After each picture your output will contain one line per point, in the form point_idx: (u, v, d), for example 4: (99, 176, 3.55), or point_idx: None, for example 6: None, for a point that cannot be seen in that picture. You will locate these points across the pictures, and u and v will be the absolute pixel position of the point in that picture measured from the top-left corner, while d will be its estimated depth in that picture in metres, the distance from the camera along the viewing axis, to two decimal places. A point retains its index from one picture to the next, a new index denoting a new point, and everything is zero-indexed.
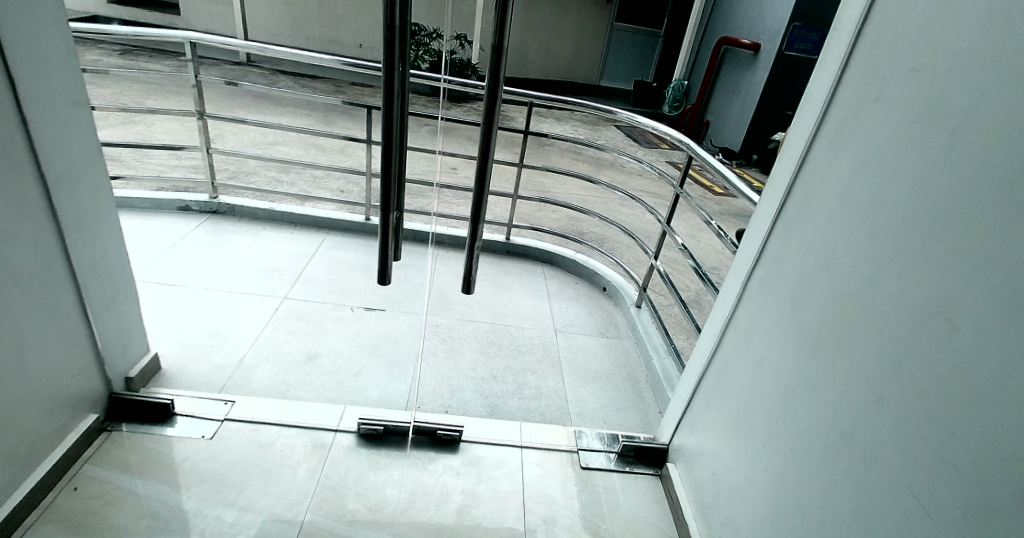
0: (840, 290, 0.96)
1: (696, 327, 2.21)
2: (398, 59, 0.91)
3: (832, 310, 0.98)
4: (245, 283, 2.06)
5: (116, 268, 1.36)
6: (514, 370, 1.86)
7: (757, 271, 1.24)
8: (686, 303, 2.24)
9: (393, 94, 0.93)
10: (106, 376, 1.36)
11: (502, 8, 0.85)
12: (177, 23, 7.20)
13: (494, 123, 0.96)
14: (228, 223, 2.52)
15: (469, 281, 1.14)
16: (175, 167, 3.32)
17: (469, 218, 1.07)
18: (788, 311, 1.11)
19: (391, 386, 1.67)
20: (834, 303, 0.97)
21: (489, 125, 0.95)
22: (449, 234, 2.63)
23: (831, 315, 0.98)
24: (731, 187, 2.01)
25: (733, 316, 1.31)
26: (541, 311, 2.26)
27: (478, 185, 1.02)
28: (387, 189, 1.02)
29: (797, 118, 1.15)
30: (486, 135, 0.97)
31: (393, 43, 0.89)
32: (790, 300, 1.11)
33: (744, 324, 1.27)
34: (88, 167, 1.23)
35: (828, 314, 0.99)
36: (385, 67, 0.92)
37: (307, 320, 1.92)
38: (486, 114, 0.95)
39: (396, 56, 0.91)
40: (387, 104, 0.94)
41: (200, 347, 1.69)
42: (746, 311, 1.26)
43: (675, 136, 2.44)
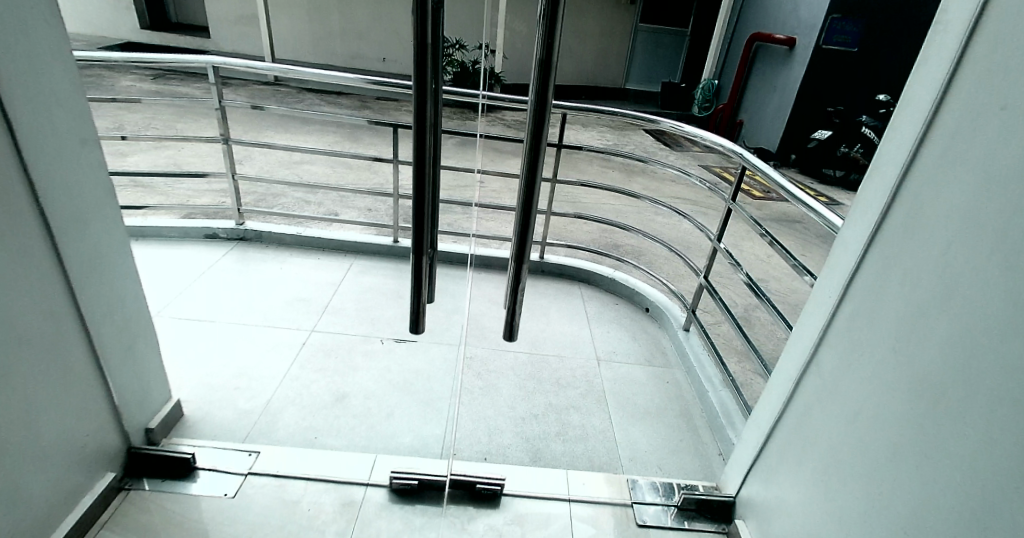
0: (955, 337, 0.79)
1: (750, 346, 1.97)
2: (429, 88, 0.79)
3: (945, 365, 0.80)
4: (272, 315, 1.97)
5: (132, 313, 1.27)
6: (556, 408, 1.72)
7: (841, 307, 1.07)
8: (738, 322, 2.02)
9: (425, 127, 0.81)
10: (124, 430, 1.27)
11: (549, 26, 0.73)
12: (207, 47, 7.35)
13: (539, 157, 0.82)
14: (255, 251, 2.44)
15: (512, 328, 1.01)
16: (204, 191, 3.29)
17: (512, 260, 0.93)
18: (881, 358, 0.94)
19: (424, 430, 1.55)
20: (948, 357, 0.80)
21: (535, 160, 0.82)
22: (488, 256, 2.51)
23: (940, 370, 0.81)
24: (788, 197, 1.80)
25: (814, 357, 1.14)
26: (582, 339, 2.11)
27: (521, 225, 0.89)
28: (419, 234, 0.90)
29: (890, 132, 0.97)
30: (530, 170, 0.83)
31: (426, 70, 0.77)
32: (884, 344, 0.94)
33: (827, 367, 1.10)
34: (98, 207, 1.14)
35: (939, 368, 0.81)
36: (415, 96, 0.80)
37: (335, 355, 1.81)
38: (530, 148, 0.82)
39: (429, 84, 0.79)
40: (418, 138, 0.82)
41: (226, 389, 1.59)
42: (827, 352, 1.10)
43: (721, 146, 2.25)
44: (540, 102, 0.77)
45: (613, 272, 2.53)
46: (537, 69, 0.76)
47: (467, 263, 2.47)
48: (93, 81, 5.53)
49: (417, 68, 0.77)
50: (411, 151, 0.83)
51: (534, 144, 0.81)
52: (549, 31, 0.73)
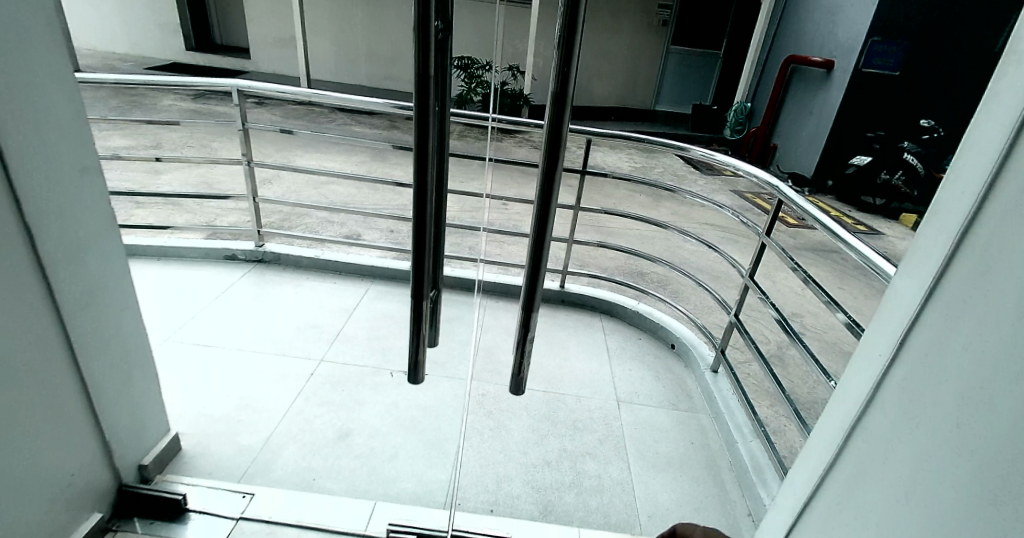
0: None
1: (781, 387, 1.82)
2: (433, 128, 0.71)
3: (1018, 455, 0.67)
4: (281, 342, 1.92)
5: (129, 347, 1.23)
6: (570, 454, 1.61)
7: (893, 368, 0.95)
8: (768, 362, 1.88)
9: (426, 172, 0.73)
10: (116, 467, 1.22)
11: (565, 60, 0.61)
12: (247, 67, 7.59)
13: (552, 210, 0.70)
14: (272, 272, 2.40)
15: (519, 384, 0.92)
16: (229, 209, 3.32)
17: (521, 315, 0.82)
18: (936, 432, 0.82)
19: (429, 475, 1.46)
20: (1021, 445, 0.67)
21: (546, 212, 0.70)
22: (501, 283, 2.43)
23: (1011, 461, 0.68)
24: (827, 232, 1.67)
25: (860, 423, 1.01)
26: (601, 376, 1.99)
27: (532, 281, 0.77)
28: (419, 281, 0.81)
29: (952, 177, 0.86)
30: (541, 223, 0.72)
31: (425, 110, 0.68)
32: (939, 416, 0.82)
33: (874, 432, 0.98)
34: (97, 239, 1.11)
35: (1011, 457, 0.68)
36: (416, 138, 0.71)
37: (342, 388, 1.74)
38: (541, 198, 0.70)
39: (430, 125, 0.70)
40: (419, 181, 0.74)
41: (227, 422, 1.54)
42: (874, 416, 0.98)
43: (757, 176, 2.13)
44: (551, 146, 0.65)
45: (636, 304, 2.41)
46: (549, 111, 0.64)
47: (475, 290, 2.39)
48: (136, 99, 5.73)
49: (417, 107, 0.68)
50: (411, 196, 0.76)
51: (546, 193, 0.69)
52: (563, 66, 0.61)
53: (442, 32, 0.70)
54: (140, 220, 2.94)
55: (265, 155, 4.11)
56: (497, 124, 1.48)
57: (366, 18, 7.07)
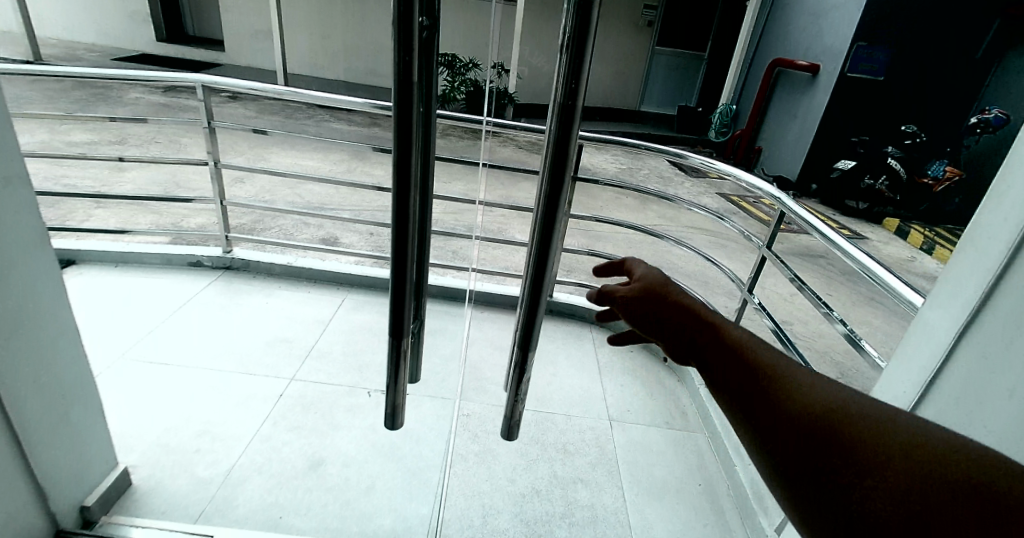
0: None
1: None
2: (415, 143, 0.59)
3: None
4: (248, 359, 1.77)
5: (65, 379, 1.08)
6: (561, 481, 1.51)
7: (923, 406, 0.88)
8: None
9: (408, 194, 0.61)
10: (52, 513, 1.08)
11: (574, 63, 0.52)
12: (222, 59, 7.33)
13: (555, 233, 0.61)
14: (241, 280, 2.25)
15: (510, 432, 0.79)
16: (198, 209, 3.13)
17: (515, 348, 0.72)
18: None
19: (409, 509, 1.34)
20: None
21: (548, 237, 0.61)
22: (492, 293, 2.31)
23: None
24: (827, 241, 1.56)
25: None
26: (592, 393, 1.89)
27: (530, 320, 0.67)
28: (399, 319, 0.71)
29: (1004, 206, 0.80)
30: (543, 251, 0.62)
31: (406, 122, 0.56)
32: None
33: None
34: (27, 261, 0.96)
35: None
36: (395, 154, 0.59)
37: (314, 410, 1.61)
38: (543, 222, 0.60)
39: (414, 139, 0.58)
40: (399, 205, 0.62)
41: (184, 452, 1.40)
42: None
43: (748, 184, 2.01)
44: (559, 163, 0.56)
45: None
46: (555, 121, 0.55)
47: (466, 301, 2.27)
48: (102, 91, 5.46)
49: (399, 119, 0.57)
50: (389, 220, 0.64)
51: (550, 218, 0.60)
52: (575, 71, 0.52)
53: (427, 28, 0.58)
54: (99, 222, 2.75)
55: (238, 152, 3.91)
56: (486, 127, 1.35)
57: (346, 12, 6.87)
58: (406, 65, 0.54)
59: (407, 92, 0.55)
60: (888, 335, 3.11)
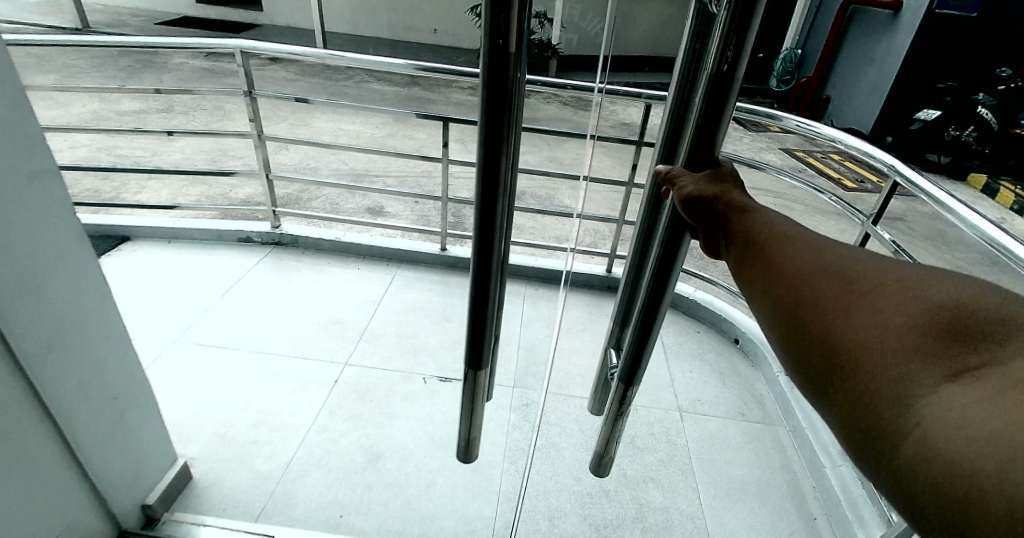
0: None
1: None
2: (506, 136, 0.49)
3: None
4: (301, 341, 1.73)
5: (115, 380, 1.02)
6: (631, 480, 1.41)
7: None
8: None
9: (493, 192, 0.52)
10: (113, 514, 1.05)
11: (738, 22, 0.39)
12: (260, 19, 7.20)
13: (682, 242, 0.50)
14: (291, 258, 2.19)
15: (601, 469, 0.68)
16: (245, 180, 3.09)
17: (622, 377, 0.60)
18: None
19: (471, 510, 1.27)
20: None
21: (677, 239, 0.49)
22: (584, 275, 2.22)
23: None
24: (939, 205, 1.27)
25: None
26: (659, 381, 1.76)
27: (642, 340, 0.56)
28: (478, 335, 0.62)
29: None
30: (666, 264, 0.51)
31: (502, 105, 0.47)
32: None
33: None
34: (63, 264, 0.88)
35: None
36: (480, 148, 0.50)
37: (371, 398, 1.55)
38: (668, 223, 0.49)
39: (506, 132, 0.49)
40: (485, 206, 0.53)
41: (243, 443, 1.37)
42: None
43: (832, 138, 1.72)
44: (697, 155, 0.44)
45: (694, 291, 2.13)
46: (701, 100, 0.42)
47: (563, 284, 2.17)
48: (147, 58, 5.46)
49: (484, 106, 0.47)
50: (472, 225, 0.55)
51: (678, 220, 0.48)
52: (731, 45, 0.39)
53: None
54: (150, 196, 2.74)
55: (280, 118, 3.82)
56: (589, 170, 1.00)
57: None
58: (499, 50, 0.44)
59: (500, 74, 0.45)
60: None
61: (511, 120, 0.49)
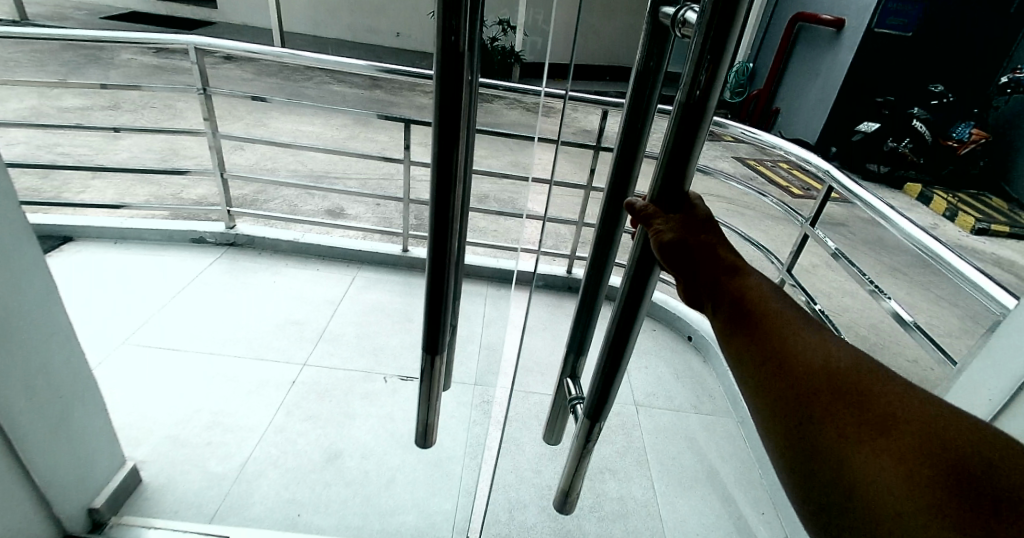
0: None
1: None
2: (462, 129, 0.52)
3: None
4: (258, 342, 1.70)
5: (61, 379, 0.99)
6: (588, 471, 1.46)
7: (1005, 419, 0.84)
8: None
9: (449, 183, 0.54)
10: (56, 518, 1.01)
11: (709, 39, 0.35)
12: (215, 17, 6.99)
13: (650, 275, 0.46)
14: (246, 259, 2.14)
15: (566, 504, 0.65)
16: (197, 181, 2.99)
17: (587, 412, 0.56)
18: None
19: (432, 505, 1.28)
20: None
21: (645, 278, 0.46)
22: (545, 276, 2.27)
23: None
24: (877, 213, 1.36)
25: None
26: None
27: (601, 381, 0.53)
28: (434, 321, 0.64)
29: None
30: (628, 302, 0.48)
31: (455, 98, 0.49)
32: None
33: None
34: (9, 256, 0.85)
35: None
36: (435, 140, 0.53)
37: (329, 397, 1.54)
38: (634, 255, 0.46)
39: (460, 127, 0.52)
40: (442, 196, 0.55)
41: (196, 444, 1.34)
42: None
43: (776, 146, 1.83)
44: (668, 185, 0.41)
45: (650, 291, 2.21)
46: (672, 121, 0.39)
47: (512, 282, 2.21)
48: (92, 54, 5.21)
49: (439, 104, 0.50)
50: (428, 216, 0.57)
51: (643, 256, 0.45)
52: (705, 65, 0.36)
53: None
54: (94, 195, 2.62)
55: (235, 117, 3.72)
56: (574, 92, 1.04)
57: None
58: (451, 47, 0.47)
59: (451, 70, 0.48)
60: (918, 308, 2.98)
61: (465, 114, 0.52)
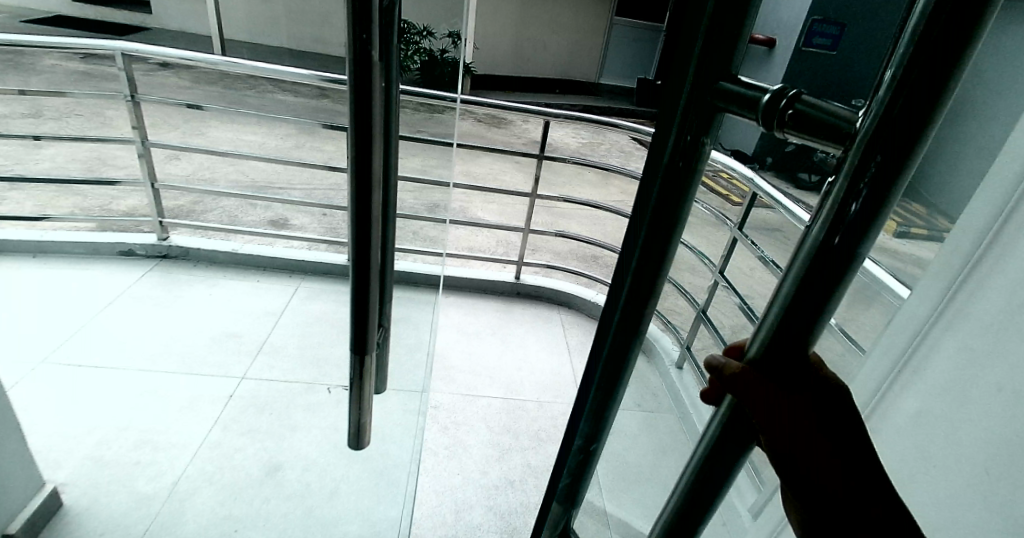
0: None
1: None
2: (376, 132, 0.54)
3: None
4: (192, 356, 1.64)
5: None
6: (534, 471, 1.50)
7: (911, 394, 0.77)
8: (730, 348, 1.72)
9: (369, 183, 0.56)
10: None
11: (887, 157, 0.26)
12: None
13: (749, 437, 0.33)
14: (180, 271, 2.09)
15: None
16: (129, 192, 2.86)
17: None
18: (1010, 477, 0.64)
19: (376, 513, 1.27)
20: None
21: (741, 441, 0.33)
22: (492, 283, 2.29)
23: None
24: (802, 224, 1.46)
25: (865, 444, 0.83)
26: (563, 378, 1.87)
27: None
28: (360, 322, 0.65)
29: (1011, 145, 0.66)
30: (707, 476, 0.36)
31: (369, 96, 0.51)
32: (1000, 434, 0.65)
33: (888, 459, 0.80)
34: None
35: None
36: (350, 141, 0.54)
37: (268, 410, 1.50)
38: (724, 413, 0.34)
39: (375, 129, 0.53)
40: (361, 195, 0.56)
41: (125, 461, 1.27)
42: (887, 431, 0.79)
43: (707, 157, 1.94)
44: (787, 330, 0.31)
45: (595, 295, 2.27)
46: (799, 259, 0.30)
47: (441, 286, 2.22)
48: None
49: (355, 105, 0.52)
50: (349, 217, 0.58)
51: (729, 426, 0.33)
52: (860, 187, 0.27)
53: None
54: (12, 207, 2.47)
55: (171, 125, 3.58)
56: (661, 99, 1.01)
57: None
58: (362, 45, 0.49)
59: (365, 69, 0.50)
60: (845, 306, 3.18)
61: (377, 113, 0.53)
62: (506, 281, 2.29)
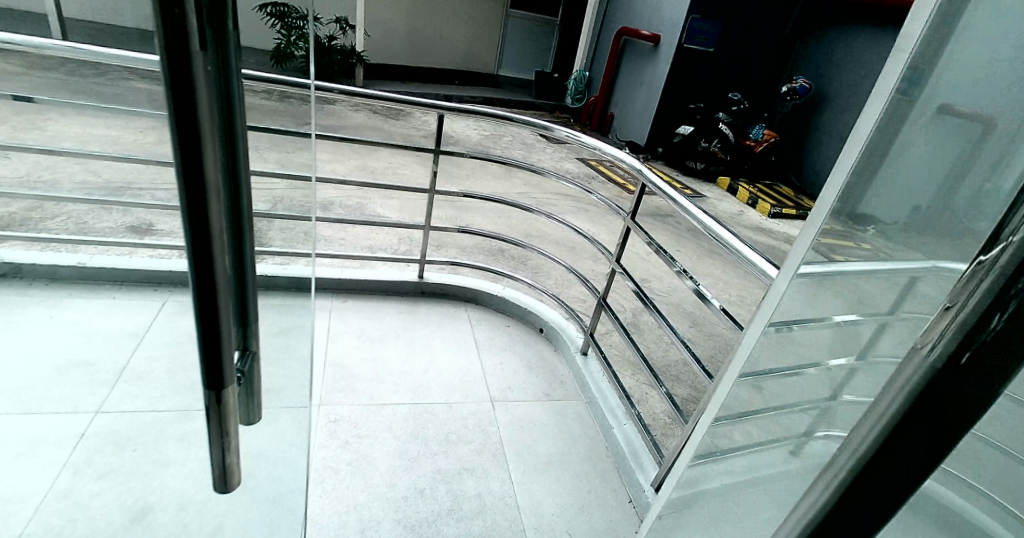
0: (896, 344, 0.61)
1: (643, 360, 1.72)
2: (207, 133, 0.41)
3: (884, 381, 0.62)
4: (30, 389, 1.40)
5: None
6: (444, 475, 1.45)
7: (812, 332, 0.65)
8: (628, 331, 1.76)
9: (206, 198, 0.44)
10: None
11: None
12: None
13: None
14: (11, 290, 1.78)
15: None
16: None
17: None
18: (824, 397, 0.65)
19: None
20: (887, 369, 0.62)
21: None
22: (393, 284, 2.19)
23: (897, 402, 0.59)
24: (686, 211, 1.53)
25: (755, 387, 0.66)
26: (472, 377, 1.82)
27: None
28: (214, 363, 0.52)
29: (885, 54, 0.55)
30: None
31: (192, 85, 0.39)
32: None
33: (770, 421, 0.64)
34: None
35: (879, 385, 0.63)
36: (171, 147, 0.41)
37: (132, 446, 1.30)
38: None
39: (205, 129, 0.41)
40: (195, 215, 0.44)
41: None
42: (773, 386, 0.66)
43: (600, 150, 1.97)
44: None
45: (501, 289, 2.25)
46: None
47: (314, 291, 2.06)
48: None
49: (172, 100, 0.39)
50: (180, 233, 0.45)
51: None
52: None
53: None
54: None
55: None
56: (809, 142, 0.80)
57: None
58: (176, 20, 0.37)
59: (181, 50, 0.38)
60: (730, 284, 3.44)
61: (206, 110, 0.41)
62: (408, 280, 2.19)
